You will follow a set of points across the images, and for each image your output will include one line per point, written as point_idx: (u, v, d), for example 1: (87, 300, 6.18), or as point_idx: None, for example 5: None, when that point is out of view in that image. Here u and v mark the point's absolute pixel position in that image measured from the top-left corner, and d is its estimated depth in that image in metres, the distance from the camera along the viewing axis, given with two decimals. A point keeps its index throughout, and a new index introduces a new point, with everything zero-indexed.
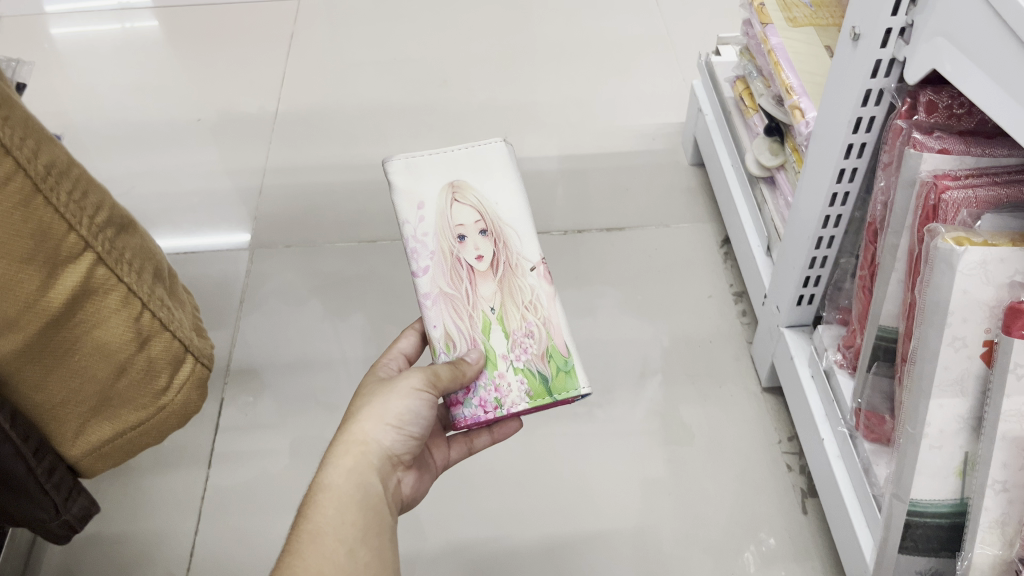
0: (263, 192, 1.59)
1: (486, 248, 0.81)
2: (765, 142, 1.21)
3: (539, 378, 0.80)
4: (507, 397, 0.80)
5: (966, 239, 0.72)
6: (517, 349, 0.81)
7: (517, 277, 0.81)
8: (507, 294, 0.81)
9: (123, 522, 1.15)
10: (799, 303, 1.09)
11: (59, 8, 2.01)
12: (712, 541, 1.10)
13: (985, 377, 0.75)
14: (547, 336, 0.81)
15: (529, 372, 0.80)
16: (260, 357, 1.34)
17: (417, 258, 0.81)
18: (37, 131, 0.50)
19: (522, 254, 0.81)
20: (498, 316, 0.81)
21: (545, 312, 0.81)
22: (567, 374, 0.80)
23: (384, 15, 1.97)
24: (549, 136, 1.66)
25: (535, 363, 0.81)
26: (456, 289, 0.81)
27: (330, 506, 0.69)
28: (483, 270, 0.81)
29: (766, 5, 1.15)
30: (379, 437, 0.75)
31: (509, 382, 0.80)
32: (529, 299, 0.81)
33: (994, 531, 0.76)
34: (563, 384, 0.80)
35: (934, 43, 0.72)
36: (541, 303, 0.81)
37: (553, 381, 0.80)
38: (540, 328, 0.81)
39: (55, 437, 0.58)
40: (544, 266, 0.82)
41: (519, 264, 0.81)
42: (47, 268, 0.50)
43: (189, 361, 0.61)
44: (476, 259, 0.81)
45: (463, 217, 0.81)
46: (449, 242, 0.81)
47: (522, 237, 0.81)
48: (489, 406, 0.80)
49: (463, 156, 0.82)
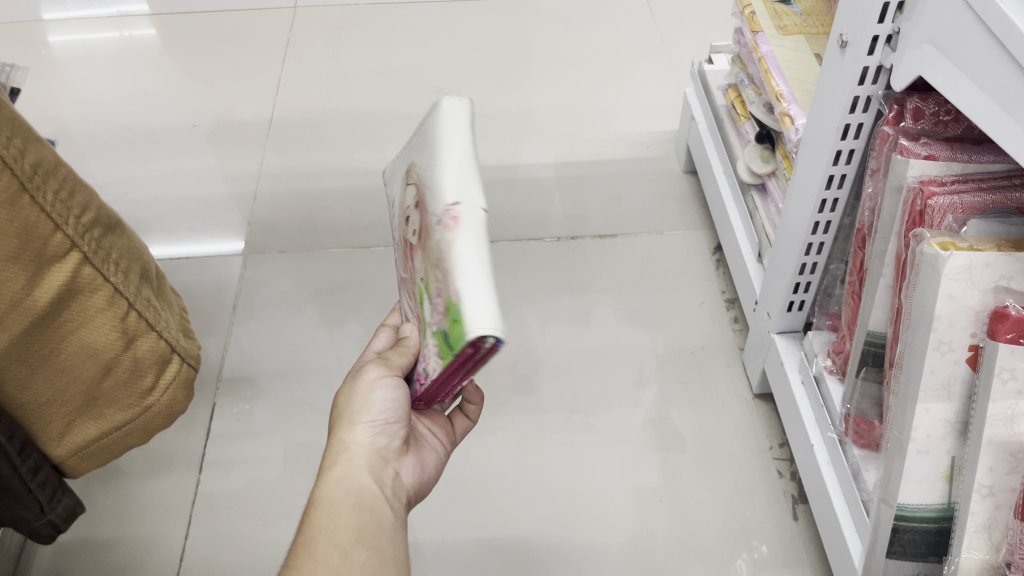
0: (258, 199, 1.60)
1: (416, 217, 0.70)
2: (756, 150, 1.23)
3: (443, 335, 0.61)
4: (430, 366, 0.67)
5: (952, 244, 0.73)
6: (433, 312, 0.64)
7: (429, 231, 0.65)
8: (427, 256, 0.66)
9: (113, 527, 1.15)
10: (789, 310, 1.09)
11: (57, 15, 2.02)
12: (703, 547, 1.09)
13: (971, 381, 0.76)
14: (446, 283, 0.60)
15: (439, 334, 0.63)
16: (254, 363, 1.34)
17: (397, 257, 0.81)
18: (25, 131, 0.50)
19: (431, 204, 0.64)
20: (424, 285, 0.68)
21: (441, 257, 0.60)
22: (456, 323, 0.57)
23: (379, 22, 1.98)
24: (544, 144, 1.67)
25: (440, 320, 0.62)
26: (410, 273, 0.76)
27: (321, 515, 0.69)
28: (416, 242, 0.70)
29: (756, 13, 1.16)
30: (358, 439, 0.74)
31: (432, 351, 0.66)
32: (435, 249, 0.63)
33: (980, 535, 0.76)
34: (456, 336, 0.57)
35: (920, 50, 0.73)
36: (440, 249, 0.61)
37: (451, 335, 0.59)
38: (442, 277, 0.61)
39: (40, 436, 0.58)
40: (446, 204, 0.61)
41: (430, 217, 0.65)
42: (33, 267, 0.51)
43: (175, 360, 0.60)
44: (412, 232, 0.72)
45: (409, 195, 0.73)
46: (403, 225, 0.75)
47: (433, 184, 0.65)
48: (424, 376, 0.70)
49: (417, 136, 0.74)
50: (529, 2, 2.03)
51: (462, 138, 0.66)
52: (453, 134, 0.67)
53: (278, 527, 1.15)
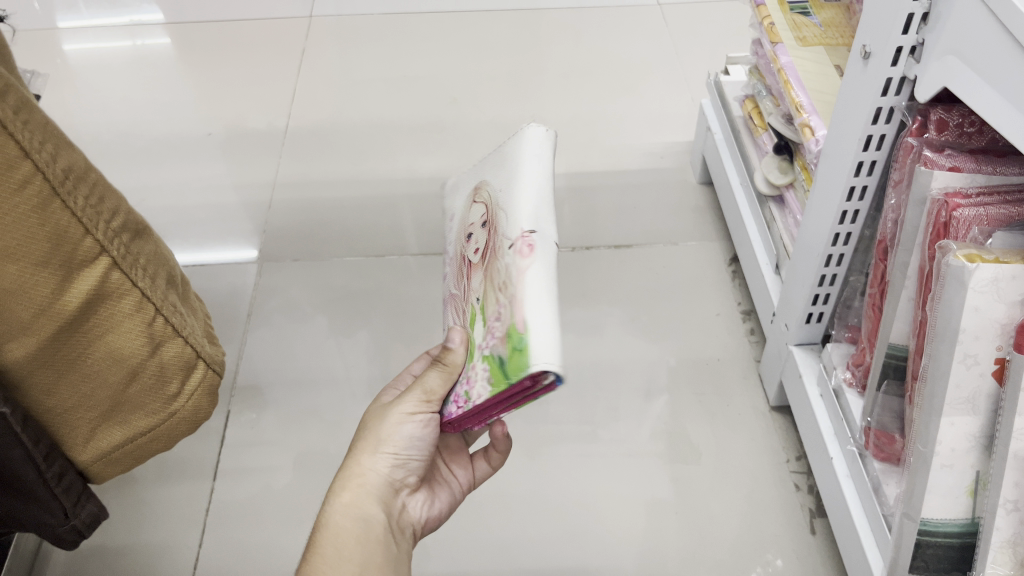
0: (271, 208, 1.60)
1: (482, 239, 0.72)
2: (775, 161, 1.23)
3: (497, 360, 0.62)
4: (474, 389, 0.66)
5: (978, 255, 0.72)
6: (489, 335, 0.64)
7: (496, 258, 0.67)
8: (488, 280, 0.68)
9: (125, 534, 1.15)
10: (808, 322, 1.09)
11: (71, 24, 2.04)
12: (718, 561, 1.09)
13: (996, 395, 0.75)
14: (510, 315, 0.61)
15: (491, 357, 0.64)
16: (266, 371, 1.34)
17: (446, 270, 0.82)
18: (56, 136, 0.50)
19: (505, 232, 0.66)
20: (481, 308, 0.69)
21: (513, 289, 0.61)
22: (519, 353, 0.58)
23: (393, 32, 1.99)
24: (557, 155, 1.67)
25: (498, 346, 0.63)
26: (460, 289, 0.77)
27: (327, 546, 0.69)
28: (477, 262, 0.72)
29: (774, 24, 1.15)
30: (374, 465, 0.74)
31: (477, 371, 0.66)
32: (502, 279, 0.64)
33: (1005, 551, 0.75)
34: (515, 364, 0.58)
35: (945, 61, 0.72)
36: (510, 279, 0.62)
37: (508, 363, 0.60)
38: (505, 310, 0.63)
39: (65, 441, 0.58)
40: (523, 238, 0.63)
41: (500, 245, 0.66)
42: (63, 271, 0.51)
43: (201, 367, 0.60)
44: (474, 251, 0.73)
45: (474, 216, 0.76)
46: (462, 244, 0.77)
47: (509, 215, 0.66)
48: (462, 400, 0.68)
49: (497, 157, 0.76)
50: (542, 12, 2.03)
51: (541, 165, 0.69)
52: (537, 164, 0.69)
53: (289, 535, 1.14)
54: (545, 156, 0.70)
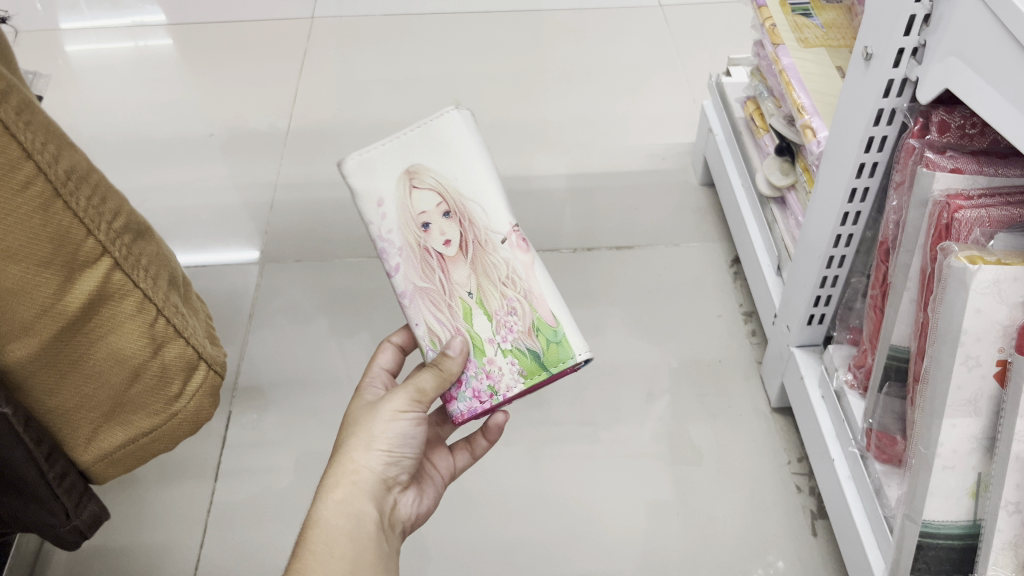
0: (273, 209, 1.60)
1: (452, 231, 0.78)
2: (776, 162, 1.23)
3: (530, 355, 0.78)
4: (501, 382, 0.78)
5: (979, 257, 0.72)
6: (502, 330, 0.79)
7: (488, 253, 0.78)
8: (481, 274, 0.79)
9: (127, 534, 1.15)
10: (809, 323, 1.09)
11: (74, 25, 2.04)
12: (720, 562, 1.08)
13: (998, 396, 0.75)
14: (531, 309, 0.78)
15: (519, 352, 0.78)
16: (268, 372, 1.34)
17: (388, 257, 0.80)
18: (58, 137, 0.50)
19: (490, 228, 0.78)
20: (477, 301, 0.79)
21: (525, 285, 0.79)
22: (559, 345, 0.78)
23: (395, 33, 1.99)
24: (559, 156, 1.67)
25: (523, 340, 0.78)
26: (430, 281, 0.80)
27: (320, 542, 0.68)
28: (453, 254, 0.79)
29: (777, 26, 1.15)
30: (365, 462, 0.74)
31: (499, 366, 0.79)
32: (505, 274, 0.78)
33: (1007, 553, 0.75)
34: (557, 356, 0.78)
35: (947, 62, 0.72)
36: (519, 276, 0.78)
37: (546, 356, 0.78)
38: (521, 303, 0.79)
39: (67, 442, 0.58)
40: (515, 235, 0.78)
41: (489, 240, 0.78)
42: (65, 272, 0.51)
43: (202, 368, 0.60)
44: (444, 245, 0.79)
45: (424, 204, 0.78)
46: (414, 233, 0.79)
47: (488, 211, 0.78)
48: (484, 395, 0.79)
49: (419, 139, 0.78)
50: (544, 13, 2.03)
51: (484, 155, 0.79)
52: (483, 154, 0.78)
53: (290, 536, 1.14)
54: (480, 144, 0.79)
